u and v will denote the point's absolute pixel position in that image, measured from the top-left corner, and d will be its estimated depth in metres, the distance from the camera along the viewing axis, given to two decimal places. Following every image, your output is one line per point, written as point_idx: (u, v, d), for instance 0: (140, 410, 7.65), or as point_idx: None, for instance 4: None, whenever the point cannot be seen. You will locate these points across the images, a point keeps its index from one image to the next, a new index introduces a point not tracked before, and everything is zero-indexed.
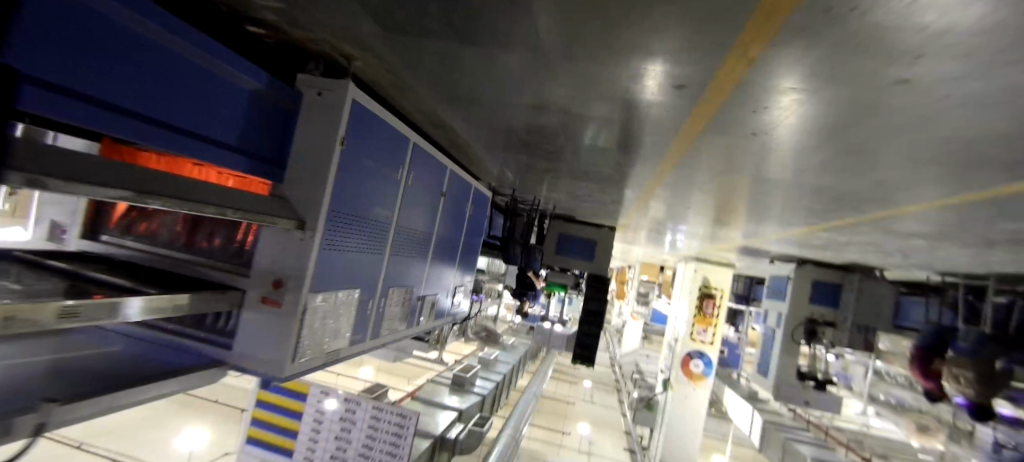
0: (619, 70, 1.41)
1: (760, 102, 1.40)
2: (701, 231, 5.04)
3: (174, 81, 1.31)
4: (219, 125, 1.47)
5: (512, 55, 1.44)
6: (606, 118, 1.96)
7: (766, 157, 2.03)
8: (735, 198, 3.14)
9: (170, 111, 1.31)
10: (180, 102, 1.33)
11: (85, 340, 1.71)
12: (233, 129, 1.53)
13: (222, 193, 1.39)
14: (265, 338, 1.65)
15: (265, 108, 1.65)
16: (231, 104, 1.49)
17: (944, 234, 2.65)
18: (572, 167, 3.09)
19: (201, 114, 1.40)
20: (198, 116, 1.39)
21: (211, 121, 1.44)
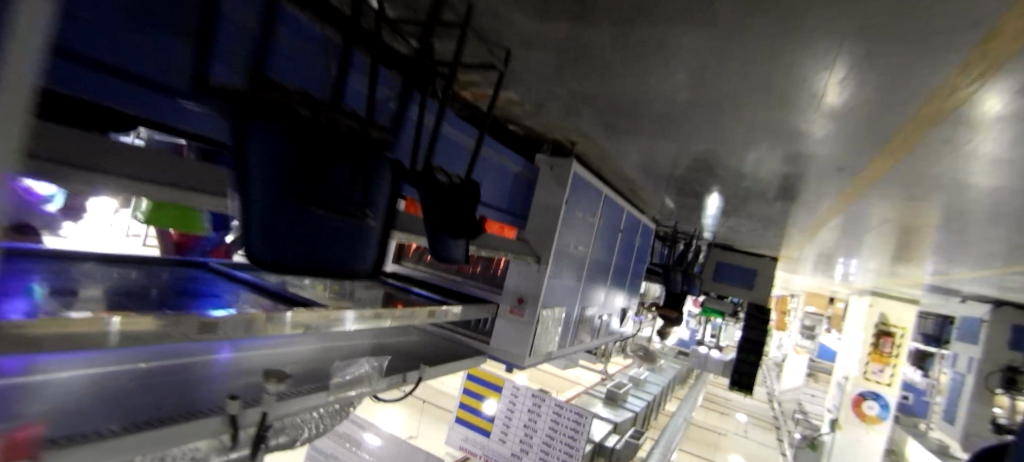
0: (793, 152, 1.87)
1: (922, 169, 1.74)
2: (876, 265, 4.90)
3: (488, 178, 2.09)
4: (505, 199, 2.26)
5: (706, 141, 1.98)
6: (775, 175, 2.37)
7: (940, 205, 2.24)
8: (909, 234, 3.22)
9: (489, 196, 2.10)
10: (491, 189, 2.12)
11: (393, 328, 2.55)
12: (510, 200, 2.32)
13: (506, 241, 2.20)
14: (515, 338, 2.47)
15: (523, 182, 2.42)
16: (511, 183, 2.28)
17: None
18: (737, 207, 3.45)
19: (498, 194, 2.20)
20: (497, 196, 2.18)
21: (502, 197, 2.24)
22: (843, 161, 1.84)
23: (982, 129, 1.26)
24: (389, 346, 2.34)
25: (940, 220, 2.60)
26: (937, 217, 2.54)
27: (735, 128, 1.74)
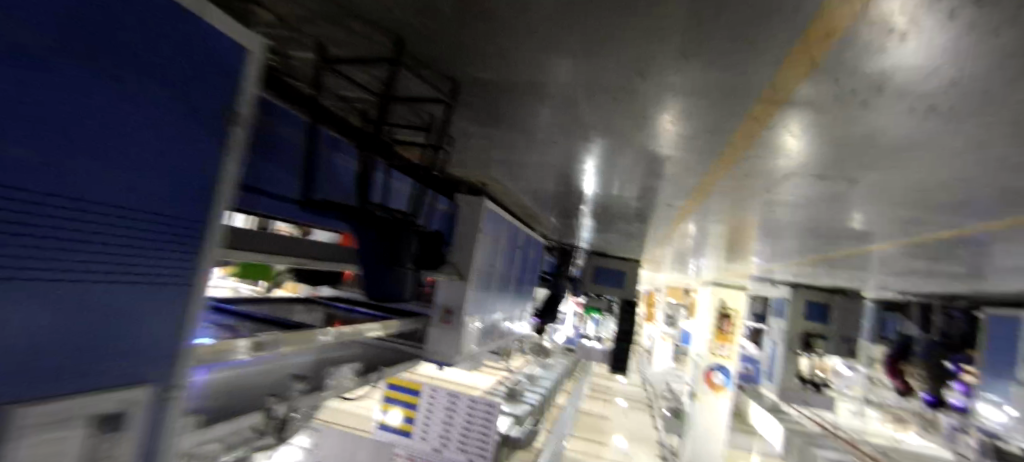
0: (642, 190, 2.71)
1: (720, 200, 2.66)
2: (712, 263, 6.24)
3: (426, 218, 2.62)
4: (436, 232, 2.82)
5: (585, 183, 2.74)
6: (632, 204, 3.24)
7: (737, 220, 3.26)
8: (728, 239, 4.36)
9: None
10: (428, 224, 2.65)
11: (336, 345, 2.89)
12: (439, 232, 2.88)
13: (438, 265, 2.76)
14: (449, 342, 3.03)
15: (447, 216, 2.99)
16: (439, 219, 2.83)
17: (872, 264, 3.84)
18: (607, 224, 4.36)
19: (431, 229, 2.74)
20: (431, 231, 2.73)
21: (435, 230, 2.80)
22: (673, 196, 2.72)
23: (743, 183, 2.14)
24: (342, 355, 2.71)
25: (742, 229, 3.68)
26: (740, 228, 3.61)
27: (604, 177, 2.52)
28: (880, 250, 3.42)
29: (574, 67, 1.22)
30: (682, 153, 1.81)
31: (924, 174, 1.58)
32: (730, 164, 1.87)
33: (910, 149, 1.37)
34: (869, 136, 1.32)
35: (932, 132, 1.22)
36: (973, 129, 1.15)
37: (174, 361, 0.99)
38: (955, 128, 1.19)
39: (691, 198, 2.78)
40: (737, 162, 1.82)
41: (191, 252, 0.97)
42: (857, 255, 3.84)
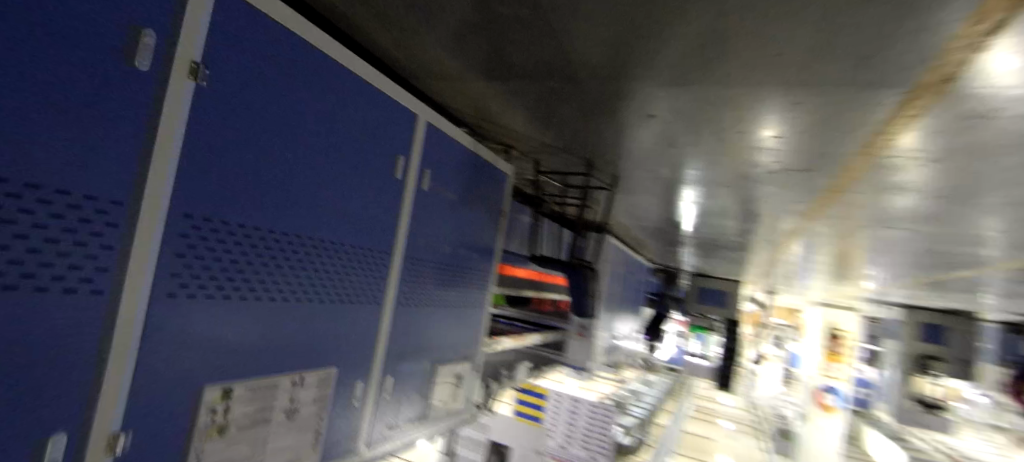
0: (744, 224, 3.27)
1: (815, 230, 3.15)
2: (819, 283, 6.44)
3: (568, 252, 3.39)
4: None
5: (693, 220, 3.36)
6: (735, 234, 3.77)
7: (835, 245, 3.66)
8: (831, 262, 4.65)
9: None
10: None
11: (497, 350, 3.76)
12: None
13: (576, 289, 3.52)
14: (583, 353, 3.77)
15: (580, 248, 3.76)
16: None
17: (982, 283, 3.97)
18: (711, 250, 4.86)
19: None
20: None
21: None
22: (773, 227, 3.24)
23: (832, 218, 2.64)
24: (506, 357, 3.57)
25: (841, 253, 4.02)
26: (841, 251, 3.96)
27: (710, 219, 3.19)
28: (986, 272, 3.68)
29: (694, 166, 1.96)
30: (776, 200, 2.38)
31: (981, 212, 2.02)
32: (820, 206, 2.42)
33: (956, 196, 1.85)
34: (920, 190, 1.83)
35: (933, 190, 1.83)
36: (970, 188, 1.69)
37: (473, 347, 1.92)
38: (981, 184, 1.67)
39: (788, 231, 3.34)
40: (824, 203, 2.35)
41: (477, 286, 1.86)
42: (966, 276, 4.00)
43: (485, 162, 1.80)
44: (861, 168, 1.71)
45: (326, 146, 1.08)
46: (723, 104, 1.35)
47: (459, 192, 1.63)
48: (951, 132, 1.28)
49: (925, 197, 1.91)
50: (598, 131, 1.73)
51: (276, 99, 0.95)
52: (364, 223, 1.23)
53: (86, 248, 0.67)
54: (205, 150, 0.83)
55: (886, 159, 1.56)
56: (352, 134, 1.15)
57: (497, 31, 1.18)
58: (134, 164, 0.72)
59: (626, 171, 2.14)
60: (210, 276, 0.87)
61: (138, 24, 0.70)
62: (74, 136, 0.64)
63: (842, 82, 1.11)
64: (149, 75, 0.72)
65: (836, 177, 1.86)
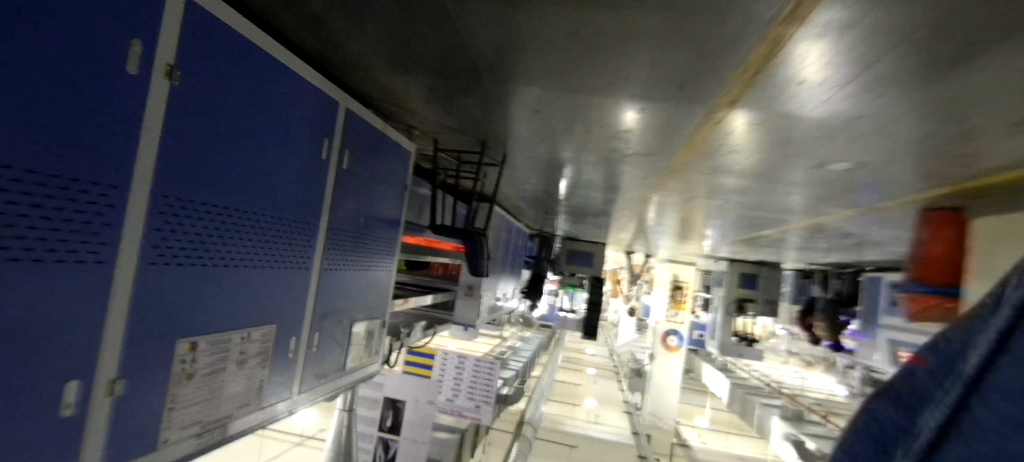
0: (607, 195, 3.86)
1: (661, 200, 3.82)
2: (668, 244, 7.53)
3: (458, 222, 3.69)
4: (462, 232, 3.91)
5: (566, 191, 3.86)
6: (598, 203, 4.38)
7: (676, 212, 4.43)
8: (674, 226, 5.54)
9: None
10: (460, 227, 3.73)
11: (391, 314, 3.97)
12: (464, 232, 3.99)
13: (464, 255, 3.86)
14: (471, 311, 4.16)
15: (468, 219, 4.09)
16: None
17: (780, 240, 5.08)
18: (580, 217, 5.49)
19: None
20: None
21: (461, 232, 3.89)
22: (631, 197, 3.85)
23: (674, 190, 3.28)
24: (400, 319, 3.80)
25: (681, 218, 4.85)
26: (682, 217, 4.78)
27: (581, 190, 3.69)
28: (781, 231, 4.73)
29: (569, 148, 2.37)
30: (630, 176, 2.92)
31: (771, 187, 2.72)
32: (663, 181, 3.01)
33: (752, 176, 2.50)
34: (729, 170, 2.44)
35: (737, 172, 2.45)
36: (759, 169, 2.32)
37: (384, 307, 2.18)
38: (766, 168, 2.29)
39: (641, 199, 3.98)
40: (667, 179, 2.95)
41: (388, 254, 2.12)
42: (769, 235, 5.08)
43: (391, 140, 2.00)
44: (690, 155, 2.24)
45: (268, 133, 1.26)
46: (591, 104, 1.72)
47: (371, 168, 1.83)
48: (740, 133, 1.80)
49: (734, 176, 2.52)
50: (493, 118, 2.02)
51: (227, 96, 1.12)
52: (296, 199, 1.41)
53: (93, 227, 0.84)
54: (174, 140, 0.99)
55: (703, 148, 2.08)
56: (287, 123, 1.33)
57: (413, 40, 1.42)
58: (129, 155, 0.89)
59: (514, 151, 2.49)
60: (183, 249, 1.05)
61: (135, 38, 0.87)
62: (89, 135, 0.81)
63: (670, 99, 1.55)
64: (135, 79, 0.88)
65: (675, 161, 2.39)
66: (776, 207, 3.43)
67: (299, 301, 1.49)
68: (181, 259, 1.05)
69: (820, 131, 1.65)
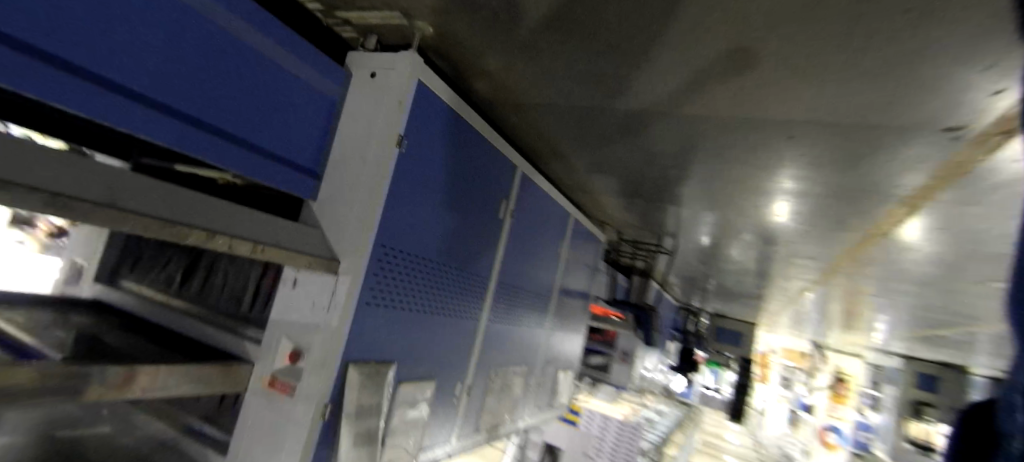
0: (764, 280, 4.09)
1: (819, 289, 3.95)
2: (828, 331, 7.10)
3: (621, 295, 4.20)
4: None
5: (721, 274, 4.19)
6: (751, 286, 4.59)
7: (836, 300, 4.43)
8: (835, 313, 5.37)
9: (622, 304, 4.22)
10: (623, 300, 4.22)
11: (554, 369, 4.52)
12: None
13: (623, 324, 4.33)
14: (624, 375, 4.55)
15: None
16: None
17: (963, 338, 4.69)
18: (730, 296, 5.62)
19: None
20: None
21: None
22: (788, 284, 4.04)
23: (832, 282, 3.45)
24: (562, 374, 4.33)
25: (842, 307, 4.78)
26: (843, 306, 4.72)
27: (735, 275, 4.00)
28: (966, 331, 4.40)
29: (733, 244, 2.83)
30: (788, 267, 3.21)
31: (936, 288, 2.83)
32: (820, 275, 3.24)
33: (914, 278, 2.67)
34: (888, 271, 2.65)
35: (897, 273, 2.65)
36: (919, 273, 2.52)
37: (567, 360, 2.80)
38: (927, 272, 2.48)
39: (799, 287, 4.12)
40: (826, 274, 3.19)
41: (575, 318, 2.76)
42: (949, 332, 4.72)
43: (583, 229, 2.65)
44: (849, 257, 2.53)
45: (537, 240, 1.99)
46: (749, 212, 2.16)
47: (571, 251, 2.50)
48: (896, 246, 2.12)
49: (894, 274, 2.70)
50: (671, 218, 2.53)
51: (528, 220, 1.86)
52: (538, 274, 2.10)
53: (477, 299, 1.58)
54: (508, 249, 1.73)
55: (865, 253, 2.38)
56: (545, 233, 2.05)
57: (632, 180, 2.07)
58: (492, 261, 1.63)
59: (683, 243, 3.00)
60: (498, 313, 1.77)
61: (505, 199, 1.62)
62: (483, 253, 1.55)
63: (828, 222, 1.97)
64: (501, 220, 1.62)
65: (834, 260, 2.68)
66: (951, 306, 3.36)
67: (531, 343, 2.14)
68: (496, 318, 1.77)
69: (972, 251, 1.91)
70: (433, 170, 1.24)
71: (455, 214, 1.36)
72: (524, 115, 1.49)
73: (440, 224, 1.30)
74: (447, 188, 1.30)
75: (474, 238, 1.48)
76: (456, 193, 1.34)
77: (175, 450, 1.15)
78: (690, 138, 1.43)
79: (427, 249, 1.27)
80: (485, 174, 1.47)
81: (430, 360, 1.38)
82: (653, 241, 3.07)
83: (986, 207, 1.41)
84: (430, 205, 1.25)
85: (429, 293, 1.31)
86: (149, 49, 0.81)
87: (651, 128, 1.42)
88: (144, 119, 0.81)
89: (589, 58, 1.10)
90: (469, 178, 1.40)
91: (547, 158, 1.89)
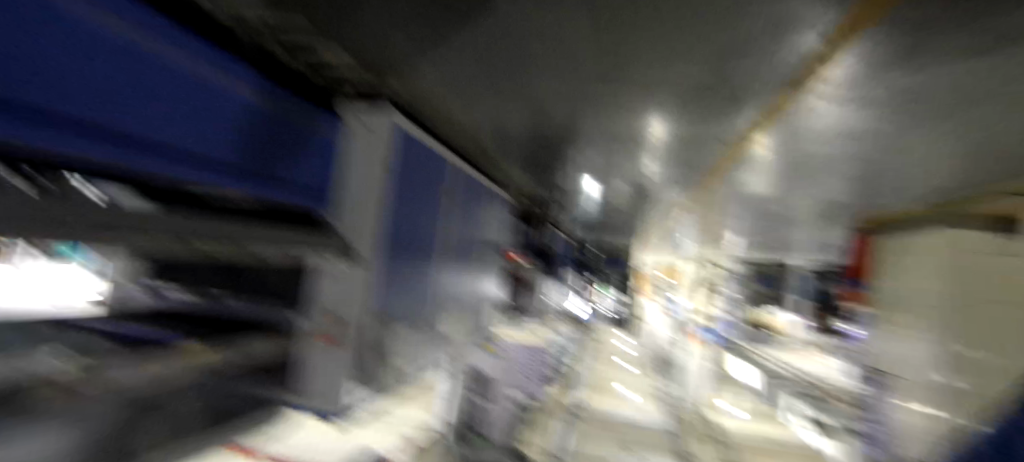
0: (634, 213, 5.03)
1: (675, 216, 4.96)
2: (687, 245, 8.57)
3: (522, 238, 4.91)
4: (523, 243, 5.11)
5: (601, 213, 5.05)
6: (626, 218, 5.55)
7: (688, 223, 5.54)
8: (689, 231, 6.59)
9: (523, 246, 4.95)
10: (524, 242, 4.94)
11: None
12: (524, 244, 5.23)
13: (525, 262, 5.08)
14: (529, 304, 5.37)
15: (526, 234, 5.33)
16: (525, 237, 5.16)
17: (776, 240, 6.11)
18: (608, 226, 6.62)
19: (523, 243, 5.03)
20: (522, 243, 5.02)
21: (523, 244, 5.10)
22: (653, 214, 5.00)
23: (681, 211, 4.43)
24: None
25: (694, 226, 5.94)
26: (694, 226, 5.89)
27: (612, 212, 4.86)
28: (778, 236, 5.77)
29: (605, 192, 3.60)
30: (649, 203, 4.08)
31: (749, 211, 3.86)
32: (673, 206, 4.17)
33: (733, 205, 3.63)
34: (716, 202, 3.58)
35: (721, 204, 3.59)
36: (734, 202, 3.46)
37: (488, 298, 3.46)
38: (739, 202, 3.44)
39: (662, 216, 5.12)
40: (676, 206, 4.11)
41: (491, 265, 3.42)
42: (768, 238, 6.10)
43: (493, 192, 3.23)
44: (690, 193, 3.38)
45: (461, 209, 2.56)
46: (615, 172, 2.87)
47: (485, 211, 3.09)
48: (716, 188, 2.98)
49: (721, 204, 3.65)
50: (560, 178, 3.20)
51: (455, 198, 2.43)
52: (464, 236, 2.70)
53: (429, 262, 2.15)
54: (445, 221, 2.30)
55: (698, 192, 3.23)
56: (466, 204, 2.63)
57: (525, 158, 2.70)
58: (437, 233, 2.20)
59: (569, 194, 3.73)
60: (442, 271, 2.35)
61: (441, 187, 2.18)
62: (431, 229, 2.11)
63: (670, 176, 2.74)
64: (440, 202, 2.19)
65: (680, 197, 3.55)
66: (763, 220, 4.49)
67: (462, 290, 2.76)
68: (441, 274, 2.35)
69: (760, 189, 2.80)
70: (398, 178, 1.76)
71: (413, 205, 1.90)
72: (454, 126, 2.00)
73: (404, 215, 1.83)
74: (406, 189, 1.82)
75: (425, 219, 2.03)
76: (411, 191, 1.87)
77: (239, 394, 1.61)
78: (568, 133, 2.03)
79: (399, 234, 1.80)
80: (427, 172, 2.00)
81: (407, 310, 1.94)
82: (545, 194, 3.76)
83: (755, 168, 2.23)
84: (398, 203, 1.77)
85: (403, 263, 1.86)
86: (157, 108, 1.07)
87: (543, 129, 1.99)
88: (160, 163, 1.09)
89: (500, 103, 1.67)
90: (418, 179, 1.93)
91: (466, 148, 2.41)
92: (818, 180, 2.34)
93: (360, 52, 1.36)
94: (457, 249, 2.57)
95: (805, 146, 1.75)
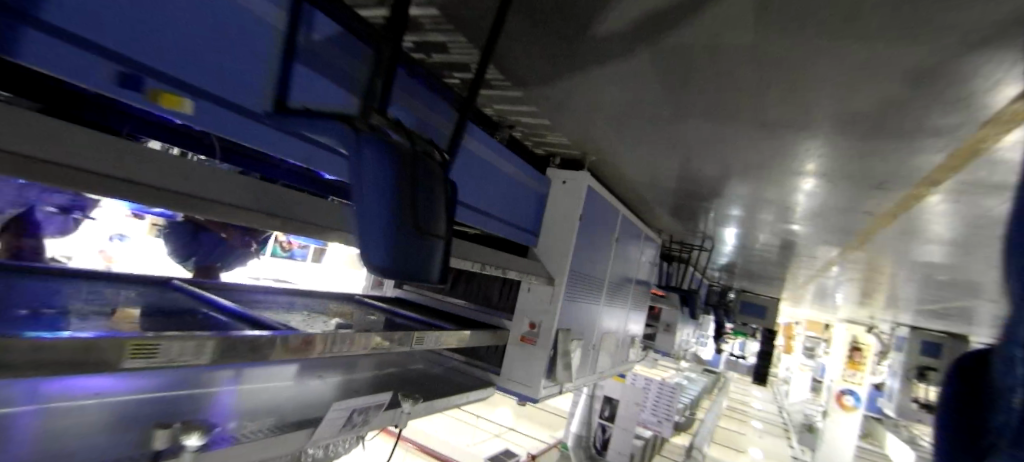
0: (785, 265, 5.01)
1: (830, 271, 4.83)
2: (845, 304, 7.93)
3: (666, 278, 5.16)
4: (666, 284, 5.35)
5: (748, 262, 5.11)
6: (775, 269, 5.50)
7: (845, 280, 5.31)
8: (846, 289, 6.21)
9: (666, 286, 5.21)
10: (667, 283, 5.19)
11: None
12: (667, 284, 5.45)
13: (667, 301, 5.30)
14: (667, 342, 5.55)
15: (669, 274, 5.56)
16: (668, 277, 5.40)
17: (956, 309, 5.50)
18: (754, 276, 6.52)
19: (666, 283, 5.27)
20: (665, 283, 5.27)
21: None
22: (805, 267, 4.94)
23: (837, 267, 4.36)
24: None
25: (853, 284, 5.62)
26: (852, 284, 5.59)
27: (760, 262, 4.91)
28: (957, 304, 5.22)
29: (755, 243, 3.77)
30: (802, 257, 4.12)
31: (916, 273, 3.71)
32: (828, 261, 4.15)
33: (897, 265, 3.55)
34: (876, 261, 3.54)
35: (881, 263, 3.54)
36: (896, 263, 3.41)
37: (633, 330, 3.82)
38: (903, 263, 3.38)
39: (813, 271, 5.05)
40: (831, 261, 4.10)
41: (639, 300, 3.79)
42: (945, 305, 5.53)
43: (646, 236, 3.64)
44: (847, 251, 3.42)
45: (623, 250, 3.01)
46: (769, 226, 3.09)
47: (639, 252, 3.50)
48: (875, 248, 3.04)
49: (879, 264, 3.63)
50: (713, 228, 3.49)
51: (620, 241, 2.90)
52: (621, 273, 3.15)
53: (599, 291, 2.64)
54: (612, 259, 2.78)
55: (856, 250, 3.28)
56: (626, 246, 3.08)
57: (682, 210, 3.08)
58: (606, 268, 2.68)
59: (719, 242, 3.96)
60: (605, 300, 2.82)
61: (613, 232, 2.67)
62: (603, 265, 2.60)
63: (824, 234, 2.90)
64: (611, 244, 2.68)
65: (835, 253, 3.59)
66: (935, 285, 4.21)
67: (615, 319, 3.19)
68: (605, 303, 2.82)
69: (925, 253, 2.81)
70: (588, 225, 2.28)
71: (594, 245, 2.41)
72: (631, 184, 2.49)
73: (588, 253, 2.35)
74: (592, 233, 2.34)
75: (600, 257, 2.53)
76: (594, 236, 2.38)
77: (466, 371, 2.22)
78: (731, 193, 2.36)
79: (584, 267, 2.31)
80: (605, 221, 2.50)
81: (582, 327, 2.44)
82: (695, 240, 4.03)
83: (914, 232, 2.34)
84: (585, 244, 2.29)
85: (583, 290, 2.36)
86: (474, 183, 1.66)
87: (708, 188, 2.35)
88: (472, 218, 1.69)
89: (681, 165, 2.02)
90: (599, 225, 2.44)
91: (633, 200, 2.89)
92: (984, 249, 2.39)
93: (576, 134, 1.83)
94: (617, 283, 3.02)
95: (961, 217, 1.93)
